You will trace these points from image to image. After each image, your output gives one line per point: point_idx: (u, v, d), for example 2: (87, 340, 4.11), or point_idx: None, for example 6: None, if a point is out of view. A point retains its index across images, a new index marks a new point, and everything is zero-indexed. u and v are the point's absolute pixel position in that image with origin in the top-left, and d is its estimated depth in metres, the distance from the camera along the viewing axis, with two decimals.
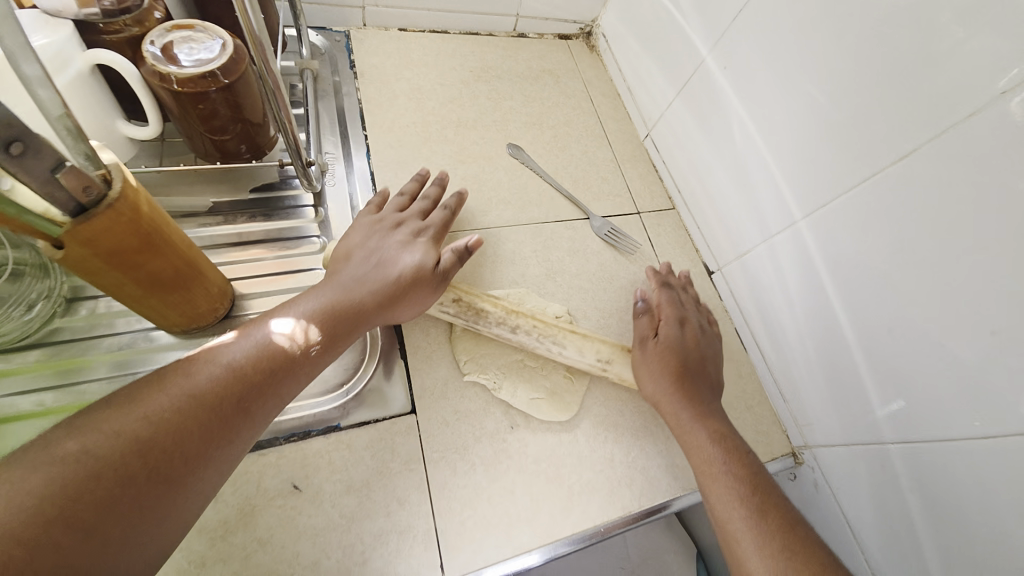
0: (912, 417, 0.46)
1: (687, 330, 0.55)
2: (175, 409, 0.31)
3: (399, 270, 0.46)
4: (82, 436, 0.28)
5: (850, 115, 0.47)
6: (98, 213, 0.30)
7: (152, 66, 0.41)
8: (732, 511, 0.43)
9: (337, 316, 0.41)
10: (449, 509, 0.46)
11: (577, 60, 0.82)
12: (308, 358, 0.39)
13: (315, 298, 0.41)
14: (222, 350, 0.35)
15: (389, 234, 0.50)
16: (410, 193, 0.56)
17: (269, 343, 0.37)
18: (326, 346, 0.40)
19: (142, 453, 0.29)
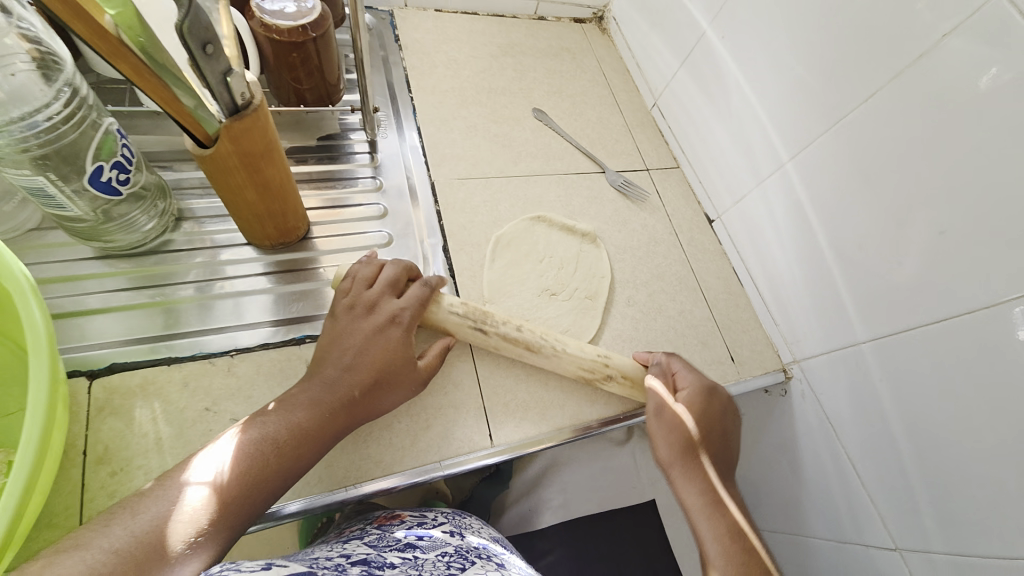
0: (880, 316, 0.55)
1: (714, 402, 0.54)
2: (307, 428, 0.41)
3: (379, 345, 0.47)
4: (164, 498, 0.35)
5: (824, 69, 0.57)
6: (246, 113, 0.40)
7: (259, 19, 0.51)
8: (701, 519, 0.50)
9: (372, 394, 0.45)
10: (494, 394, 0.55)
11: (591, 41, 0.92)
12: (313, 443, 0.41)
13: (311, 400, 0.43)
14: (289, 413, 0.42)
15: (365, 329, 0.47)
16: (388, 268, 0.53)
17: (319, 416, 0.42)
18: (331, 428, 0.43)
19: (261, 476, 0.38)
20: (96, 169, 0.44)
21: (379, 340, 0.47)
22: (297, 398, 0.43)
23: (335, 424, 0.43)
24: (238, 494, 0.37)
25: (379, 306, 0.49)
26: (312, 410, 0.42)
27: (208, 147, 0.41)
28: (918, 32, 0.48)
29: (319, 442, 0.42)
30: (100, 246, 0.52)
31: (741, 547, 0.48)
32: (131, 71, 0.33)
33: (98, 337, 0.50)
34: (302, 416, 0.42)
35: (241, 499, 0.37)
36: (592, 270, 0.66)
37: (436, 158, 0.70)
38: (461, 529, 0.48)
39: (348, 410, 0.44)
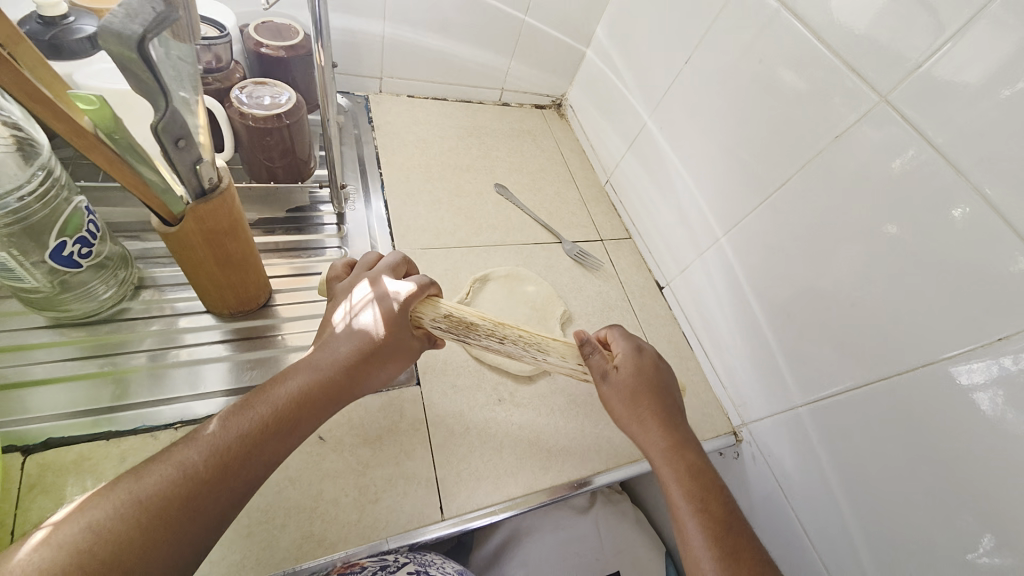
0: (814, 380, 0.59)
1: (644, 358, 0.54)
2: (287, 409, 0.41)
3: (369, 335, 0.46)
4: (133, 483, 0.34)
5: (750, 156, 0.65)
6: (212, 196, 0.43)
7: (237, 108, 0.56)
8: (680, 504, 0.46)
9: (361, 370, 0.45)
10: (447, 462, 0.55)
11: (550, 124, 1.01)
12: (307, 414, 0.42)
13: (311, 369, 0.43)
14: (269, 394, 0.41)
15: (361, 309, 0.48)
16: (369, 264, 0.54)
17: (303, 391, 0.42)
18: (315, 406, 0.42)
19: (236, 460, 0.38)
20: (59, 244, 0.46)
21: (374, 315, 0.47)
22: (295, 367, 0.43)
23: (321, 400, 0.43)
24: (214, 477, 0.36)
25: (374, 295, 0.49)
26: (295, 391, 0.42)
27: (173, 225, 0.43)
28: (822, 129, 0.56)
29: (298, 421, 0.41)
30: (53, 315, 0.52)
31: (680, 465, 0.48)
32: (104, 163, 0.36)
33: (34, 409, 0.48)
34: (281, 396, 0.41)
35: (216, 481, 0.36)
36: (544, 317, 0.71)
37: (401, 229, 0.74)
38: (427, 569, 0.48)
39: (335, 383, 0.44)
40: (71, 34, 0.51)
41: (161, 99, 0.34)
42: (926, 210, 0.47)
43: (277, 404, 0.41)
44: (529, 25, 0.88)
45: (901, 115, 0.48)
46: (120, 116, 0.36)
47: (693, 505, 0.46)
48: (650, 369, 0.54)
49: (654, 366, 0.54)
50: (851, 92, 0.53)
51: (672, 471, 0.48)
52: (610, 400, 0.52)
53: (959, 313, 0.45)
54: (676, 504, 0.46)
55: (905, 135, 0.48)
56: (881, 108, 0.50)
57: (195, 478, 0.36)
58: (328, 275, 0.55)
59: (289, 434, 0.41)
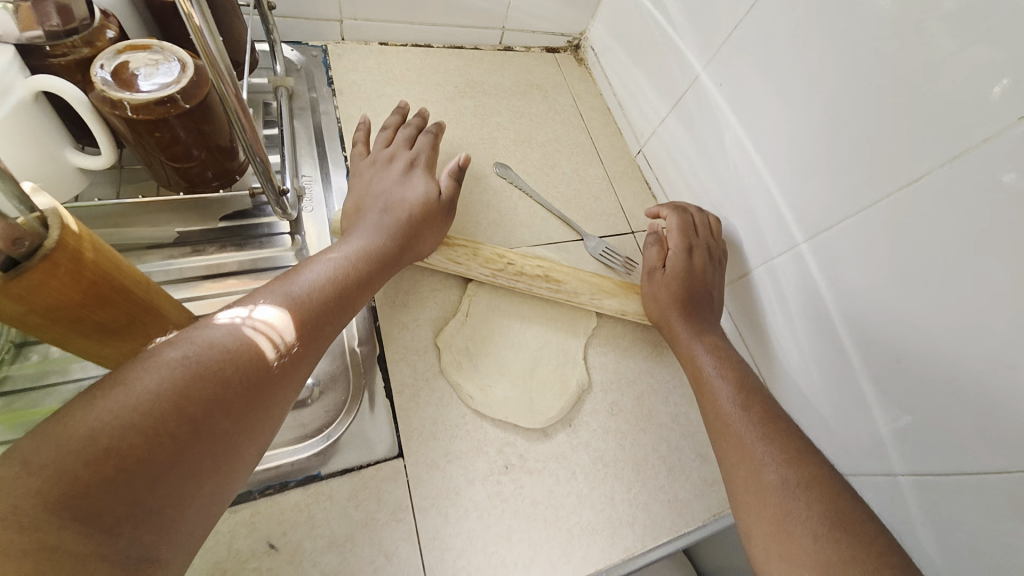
0: (927, 452, 0.43)
1: (695, 256, 0.56)
2: (323, 291, 0.39)
3: (409, 206, 0.51)
4: (120, 395, 0.26)
5: (853, 130, 0.45)
6: (31, 265, 0.26)
7: (101, 91, 0.37)
8: (716, 391, 0.48)
9: (405, 235, 0.49)
10: (439, 563, 0.43)
11: (566, 74, 0.80)
12: (340, 301, 0.40)
13: (357, 248, 0.45)
14: (300, 277, 0.39)
15: (392, 174, 0.54)
16: (393, 126, 0.61)
17: (339, 275, 0.41)
18: (348, 296, 0.41)
19: (251, 363, 0.32)
20: None
21: (410, 191, 0.53)
22: (327, 255, 0.43)
23: (353, 285, 0.42)
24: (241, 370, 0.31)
25: (410, 184, 0.53)
26: (329, 273, 0.41)
27: None
28: (983, 102, 0.36)
29: (330, 317, 0.39)
30: None
31: (713, 354, 0.51)
32: None
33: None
34: (312, 278, 0.39)
35: (238, 382, 0.30)
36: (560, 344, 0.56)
37: None
38: None
39: (371, 266, 0.45)
40: None
41: None
42: None
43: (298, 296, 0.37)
44: None
45: None
46: None
47: (762, 454, 0.42)
48: (698, 282, 0.56)
49: (700, 272, 0.57)
50: None
51: (728, 391, 0.47)
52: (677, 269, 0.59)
53: None
54: (713, 410, 0.47)
55: None
56: None
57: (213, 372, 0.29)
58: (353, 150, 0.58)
59: (324, 324, 0.38)
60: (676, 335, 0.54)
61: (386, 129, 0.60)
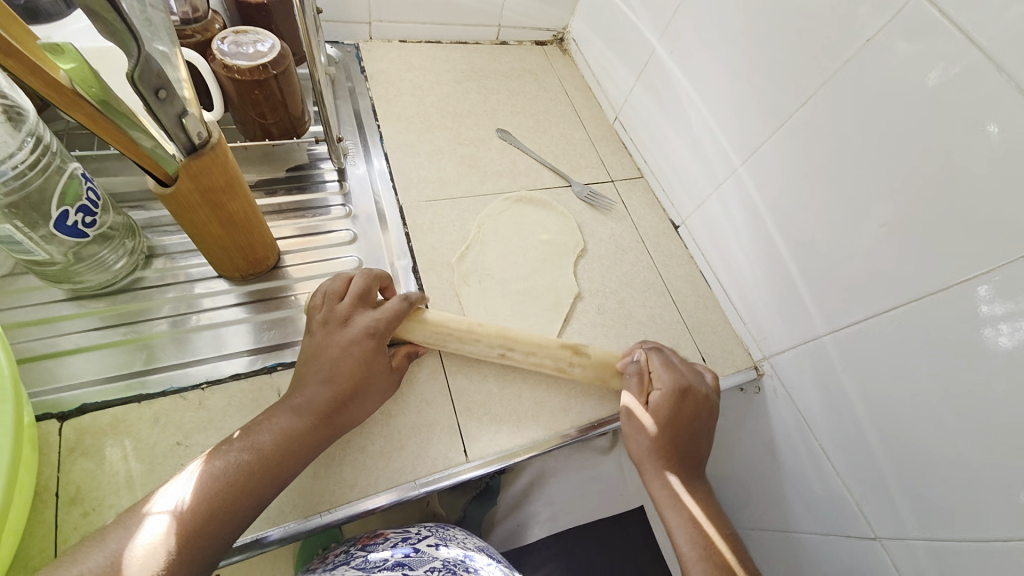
0: (839, 309, 0.57)
1: (687, 401, 0.56)
2: (286, 443, 0.43)
3: (354, 368, 0.48)
4: (199, 487, 0.39)
5: (770, 70, 0.60)
6: (204, 152, 0.41)
7: (220, 60, 0.53)
8: (672, 518, 0.53)
9: (352, 403, 0.48)
10: (468, 409, 0.56)
11: (553, 61, 0.95)
12: (301, 449, 0.44)
13: (300, 410, 0.45)
14: (265, 434, 0.43)
15: (341, 345, 0.49)
16: (356, 288, 0.54)
17: (295, 436, 0.44)
18: (313, 442, 0.45)
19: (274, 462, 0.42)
20: (61, 214, 0.45)
21: (354, 354, 0.48)
22: (286, 413, 0.45)
23: (307, 441, 0.45)
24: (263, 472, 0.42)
25: (351, 336, 0.49)
26: (285, 431, 0.44)
27: (169, 186, 0.42)
28: (847, 33, 0.51)
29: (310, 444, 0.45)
30: (71, 288, 0.53)
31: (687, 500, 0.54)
32: (86, 120, 0.34)
33: (71, 378, 0.50)
34: (276, 433, 0.44)
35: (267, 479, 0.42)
36: (555, 263, 0.70)
37: (404, 182, 0.72)
38: (446, 542, 0.51)
39: (324, 423, 0.46)
40: None
41: (132, 45, 0.32)
42: (959, 111, 0.43)
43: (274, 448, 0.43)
44: None
45: (939, 8, 0.43)
46: (101, 74, 0.34)
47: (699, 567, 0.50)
48: (683, 420, 0.56)
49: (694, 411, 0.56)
50: None
51: (686, 521, 0.53)
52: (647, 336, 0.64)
53: (997, 221, 0.42)
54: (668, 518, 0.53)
55: (942, 28, 0.43)
56: (918, 3, 0.45)
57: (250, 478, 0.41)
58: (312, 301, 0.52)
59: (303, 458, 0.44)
60: (652, 486, 0.55)
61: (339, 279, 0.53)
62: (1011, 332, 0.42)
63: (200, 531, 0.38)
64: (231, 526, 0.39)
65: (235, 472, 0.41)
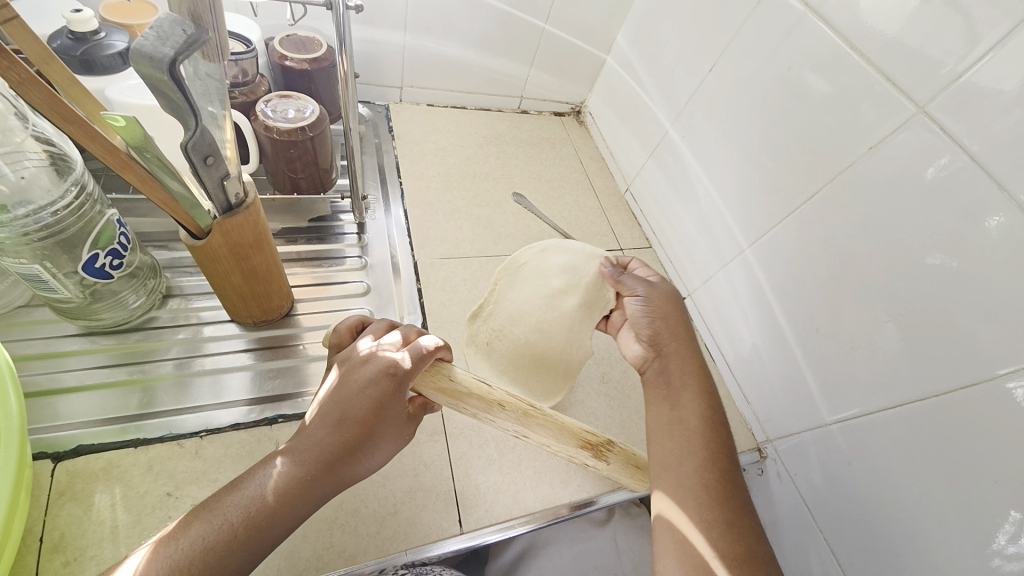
0: (845, 400, 0.57)
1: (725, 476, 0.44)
2: (278, 497, 0.36)
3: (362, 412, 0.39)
4: (167, 550, 0.33)
5: (778, 163, 0.63)
6: (238, 211, 0.43)
7: (262, 121, 0.57)
8: None
9: (361, 451, 0.39)
10: (466, 475, 0.55)
11: (570, 132, 1.01)
12: (295, 504, 0.36)
13: (300, 457, 0.37)
14: (255, 482, 0.36)
15: (357, 382, 0.40)
16: (377, 333, 0.46)
17: (287, 489, 0.36)
18: (310, 496, 0.37)
19: (256, 525, 0.35)
20: (91, 256, 0.46)
21: (369, 395, 0.39)
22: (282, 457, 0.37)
23: (303, 496, 0.37)
24: (245, 536, 0.34)
25: (368, 374, 0.40)
26: (278, 481, 0.36)
27: (200, 239, 0.44)
28: (853, 138, 0.54)
29: (305, 499, 0.37)
30: (85, 324, 0.53)
31: None
32: (136, 180, 0.37)
33: (71, 417, 0.50)
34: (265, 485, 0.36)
35: (249, 545, 0.34)
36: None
37: (420, 239, 0.74)
38: None
39: (326, 472, 0.38)
40: (102, 50, 0.52)
41: (191, 119, 0.35)
42: (960, 221, 0.45)
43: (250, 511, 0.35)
44: (548, 33, 0.88)
45: (939, 127, 0.46)
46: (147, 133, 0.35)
47: None
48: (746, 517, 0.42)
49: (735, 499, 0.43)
50: (882, 102, 0.51)
51: None
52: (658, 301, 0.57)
53: (1001, 331, 0.43)
54: None
55: (941, 145, 0.46)
56: (919, 119, 0.48)
57: (229, 544, 0.34)
58: (332, 342, 0.47)
59: (295, 516, 0.36)
60: None
61: (346, 323, 0.48)
62: (1017, 440, 0.42)
63: None
64: None
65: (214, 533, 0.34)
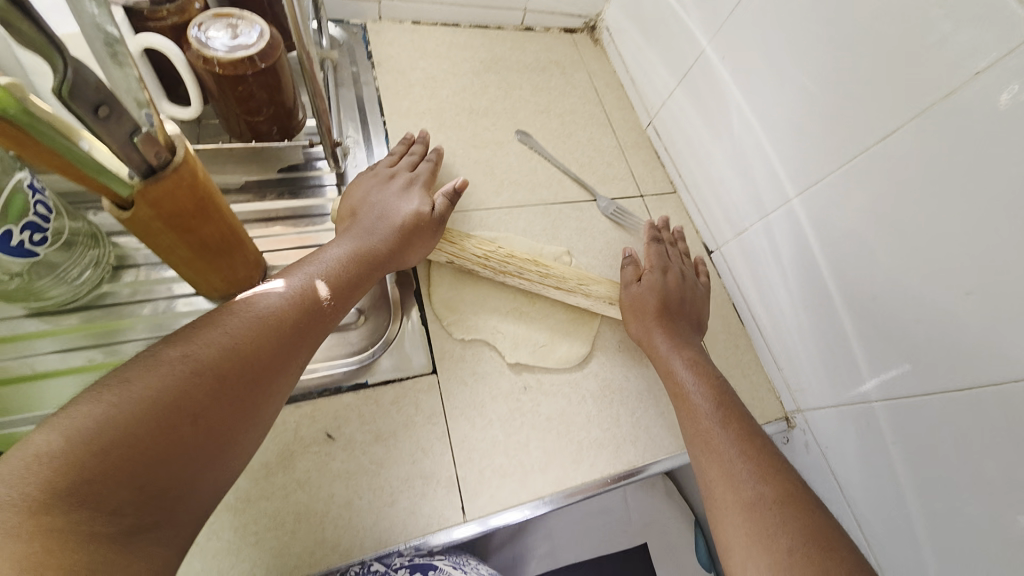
0: (896, 376, 0.49)
1: (671, 288, 0.59)
2: (277, 315, 0.37)
3: (400, 220, 0.50)
4: (150, 373, 0.31)
5: (840, 91, 0.51)
6: (164, 175, 0.34)
7: (197, 51, 0.45)
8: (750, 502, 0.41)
9: (361, 261, 0.45)
10: (468, 459, 0.50)
11: (583, 53, 0.86)
12: (285, 323, 0.37)
13: (290, 284, 0.40)
14: (251, 301, 0.37)
15: (384, 189, 0.54)
16: (398, 155, 0.60)
17: (284, 297, 0.38)
18: (299, 318, 0.38)
19: (240, 348, 0.34)
20: (4, 234, 0.38)
21: (393, 202, 0.52)
22: (257, 294, 0.38)
23: (299, 302, 0.39)
24: (242, 353, 0.34)
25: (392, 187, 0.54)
26: (270, 306, 0.37)
27: (127, 210, 0.35)
28: (946, 58, 0.42)
29: (298, 323, 0.38)
30: (30, 304, 0.47)
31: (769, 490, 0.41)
32: (8, 143, 0.28)
33: (40, 407, 0.45)
34: (253, 315, 0.36)
35: (241, 364, 0.34)
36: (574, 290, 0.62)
37: None
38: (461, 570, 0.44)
39: (320, 284, 0.41)
40: None
41: (58, 56, 0.25)
42: None
43: (232, 339, 0.34)
44: None
45: None
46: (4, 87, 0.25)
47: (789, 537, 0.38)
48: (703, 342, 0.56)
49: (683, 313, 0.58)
50: (998, 11, 0.38)
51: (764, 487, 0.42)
52: (629, 306, 0.58)
53: None
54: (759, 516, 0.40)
55: None
56: None
57: (216, 366, 0.33)
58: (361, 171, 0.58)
59: (290, 337, 0.37)
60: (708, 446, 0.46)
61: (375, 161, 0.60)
62: None
63: (143, 424, 0.28)
64: (186, 423, 0.30)
65: (199, 361, 0.32)
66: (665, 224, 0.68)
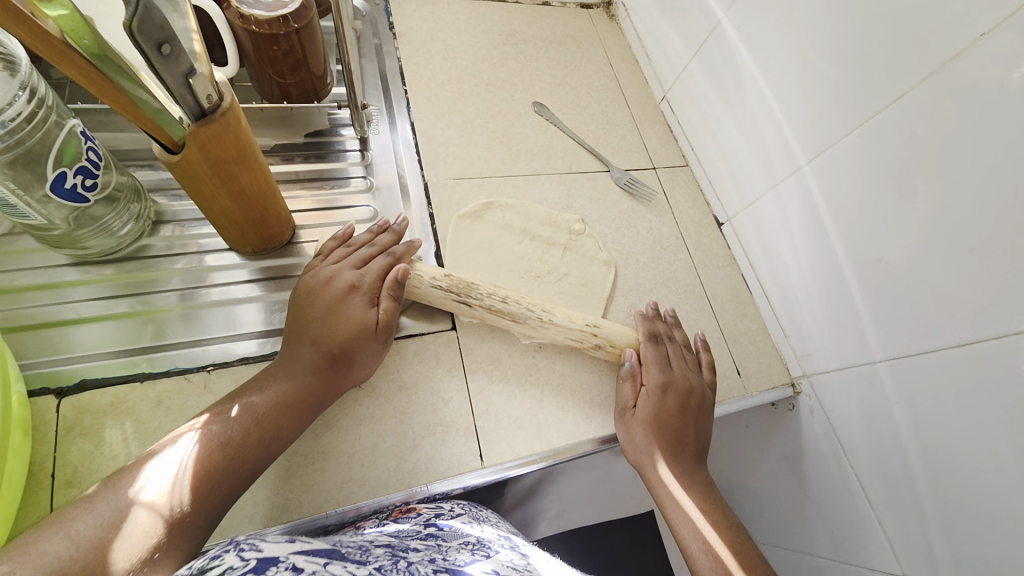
0: (901, 337, 0.51)
1: (669, 396, 0.53)
2: (246, 429, 0.40)
3: (341, 330, 0.46)
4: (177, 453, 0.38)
5: (853, 59, 0.52)
6: (214, 118, 0.37)
7: (237, 9, 0.48)
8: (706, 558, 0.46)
9: (318, 370, 0.45)
10: (486, 410, 0.53)
11: (598, 28, 0.87)
12: (275, 424, 0.42)
13: (283, 375, 0.44)
14: (231, 415, 0.41)
15: (324, 299, 0.48)
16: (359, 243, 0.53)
17: (261, 419, 0.41)
18: (277, 426, 0.42)
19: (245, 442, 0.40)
20: (58, 175, 0.41)
21: (333, 306, 0.47)
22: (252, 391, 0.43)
23: (273, 434, 0.42)
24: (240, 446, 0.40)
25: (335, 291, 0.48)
26: (262, 406, 0.42)
27: (176, 154, 0.38)
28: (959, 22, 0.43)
29: (281, 421, 0.42)
30: (73, 253, 0.49)
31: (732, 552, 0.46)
32: (78, 76, 0.29)
33: (78, 349, 0.47)
34: (249, 410, 0.41)
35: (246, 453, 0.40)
36: (588, 256, 0.64)
37: (430, 155, 0.66)
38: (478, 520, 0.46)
39: (295, 406, 0.43)
40: None
41: None
42: None
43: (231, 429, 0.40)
44: None
45: None
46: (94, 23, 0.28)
47: None
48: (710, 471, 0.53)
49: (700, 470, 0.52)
50: None
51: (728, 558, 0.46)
52: (622, 433, 0.53)
53: None
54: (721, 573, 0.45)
55: None
56: None
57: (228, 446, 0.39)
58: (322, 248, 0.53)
59: (270, 439, 0.41)
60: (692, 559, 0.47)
61: (335, 235, 0.54)
62: None
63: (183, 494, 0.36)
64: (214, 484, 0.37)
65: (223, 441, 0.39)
66: (656, 313, 0.61)
